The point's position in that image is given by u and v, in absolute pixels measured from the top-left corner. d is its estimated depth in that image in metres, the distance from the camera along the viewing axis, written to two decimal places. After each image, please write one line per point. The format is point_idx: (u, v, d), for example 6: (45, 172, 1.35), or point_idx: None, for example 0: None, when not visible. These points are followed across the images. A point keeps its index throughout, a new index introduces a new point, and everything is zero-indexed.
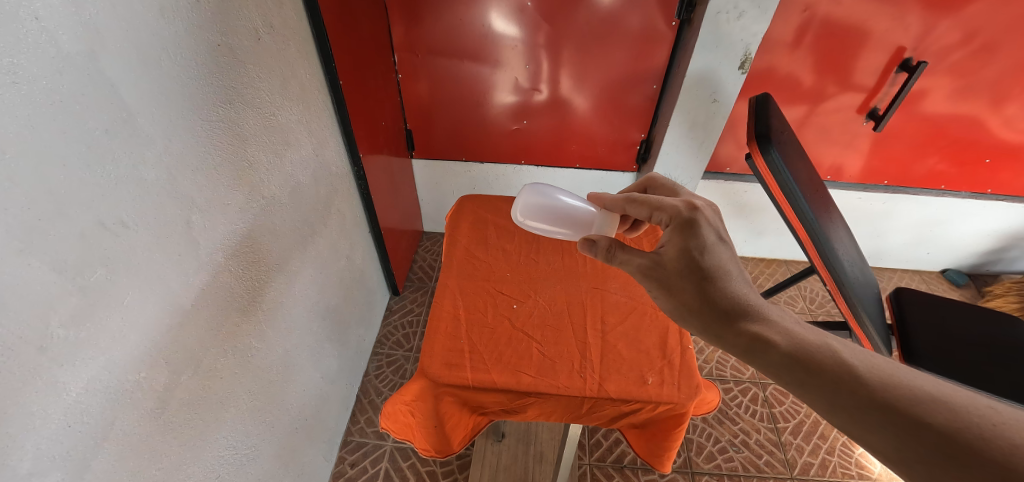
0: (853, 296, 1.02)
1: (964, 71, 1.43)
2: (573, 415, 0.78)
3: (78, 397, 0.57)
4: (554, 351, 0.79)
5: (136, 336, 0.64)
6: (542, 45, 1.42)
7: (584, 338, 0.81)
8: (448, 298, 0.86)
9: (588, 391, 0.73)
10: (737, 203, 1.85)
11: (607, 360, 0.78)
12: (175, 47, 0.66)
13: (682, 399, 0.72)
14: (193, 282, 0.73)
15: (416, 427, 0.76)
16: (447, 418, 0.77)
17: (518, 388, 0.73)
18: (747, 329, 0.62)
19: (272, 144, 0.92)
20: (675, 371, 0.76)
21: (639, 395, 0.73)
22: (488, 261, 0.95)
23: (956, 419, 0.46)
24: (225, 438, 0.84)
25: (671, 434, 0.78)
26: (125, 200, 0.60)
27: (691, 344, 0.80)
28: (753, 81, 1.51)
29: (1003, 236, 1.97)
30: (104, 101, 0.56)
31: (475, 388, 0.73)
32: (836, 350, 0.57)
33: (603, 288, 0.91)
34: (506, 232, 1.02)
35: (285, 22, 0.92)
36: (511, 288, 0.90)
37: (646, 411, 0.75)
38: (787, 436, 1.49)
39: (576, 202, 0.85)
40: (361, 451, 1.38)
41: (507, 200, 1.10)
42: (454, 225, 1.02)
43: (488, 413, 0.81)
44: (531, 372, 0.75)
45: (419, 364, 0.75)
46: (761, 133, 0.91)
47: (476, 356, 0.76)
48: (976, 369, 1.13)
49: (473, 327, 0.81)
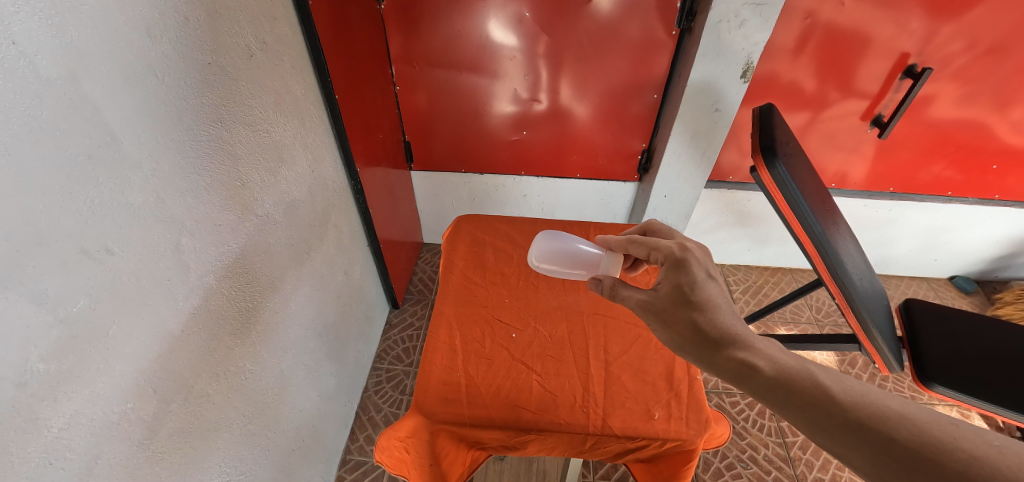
0: (863, 311, 1.00)
1: (970, 77, 1.41)
2: (575, 450, 0.75)
3: (60, 432, 0.55)
4: (554, 383, 0.76)
5: (123, 366, 0.62)
6: (541, 55, 1.40)
7: (586, 369, 0.79)
8: (444, 327, 0.84)
9: (592, 427, 0.70)
10: (741, 212, 1.83)
11: (611, 393, 0.75)
12: (162, 67, 0.64)
13: (691, 436, 0.70)
14: (183, 307, 0.71)
15: (411, 464, 0.73)
16: (446, 455, 0.75)
17: (517, 425, 0.70)
18: (736, 356, 0.61)
19: (266, 163, 0.90)
20: (683, 405, 0.74)
21: (645, 431, 0.70)
22: (486, 286, 0.92)
23: (919, 435, 0.47)
24: (218, 465, 0.82)
25: (680, 472, 0.75)
26: (110, 226, 0.58)
27: (699, 375, 0.77)
28: (755, 89, 1.49)
29: (1012, 242, 1.94)
30: (85, 124, 0.54)
31: (472, 425, 0.70)
32: (814, 373, 0.56)
33: (605, 313, 0.88)
34: (504, 253, 1.00)
35: (279, 37, 0.90)
36: (510, 316, 0.87)
37: (652, 448, 0.73)
38: (796, 451, 1.45)
39: (592, 250, 0.85)
40: (360, 470, 1.35)
41: (505, 219, 1.08)
42: (450, 248, 1.00)
43: (487, 448, 0.78)
44: (532, 408, 0.72)
45: (413, 400, 0.73)
46: (766, 145, 0.88)
47: (473, 390, 0.74)
48: (990, 384, 1.09)
49: (470, 358, 0.79)
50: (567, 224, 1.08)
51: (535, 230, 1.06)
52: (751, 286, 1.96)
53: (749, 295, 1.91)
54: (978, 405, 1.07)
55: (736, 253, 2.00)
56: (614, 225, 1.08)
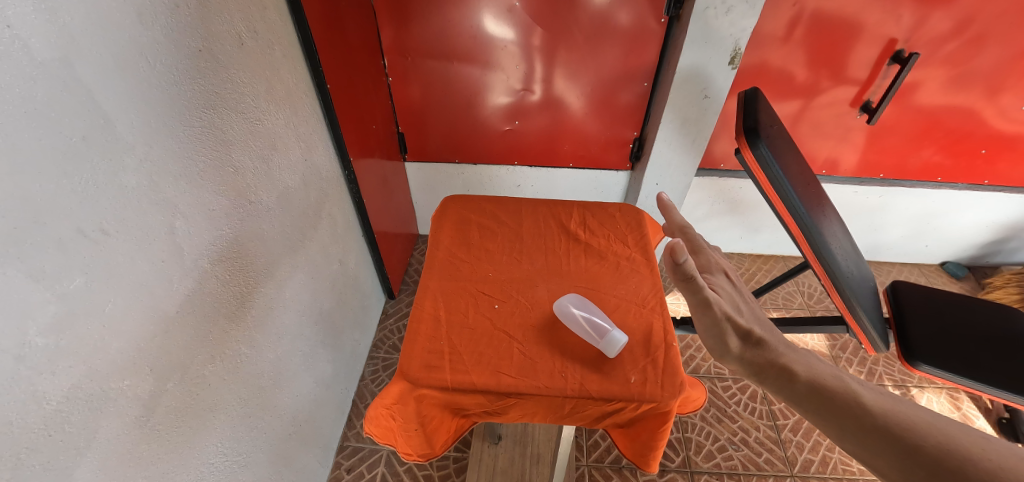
0: (847, 290, 1.01)
1: (957, 63, 1.42)
2: (556, 415, 0.77)
3: (59, 406, 0.56)
4: (535, 351, 0.78)
5: (120, 344, 0.64)
6: (535, 47, 1.42)
7: (567, 338, 0.80)
8: (429, 299, 0.85)
9: (570, 391, 0.72)
10: (733, 200, 1.84)
11: (590, 360, 0.76)
12: (154, 54, 0.66)
13: (666, 397, 0.72)
14: (178, 289, 0.73)
15: (398, 430, 0.77)
16: (429, 418, 0.77)
17: (498, 389, 0.72)
18: (775, 359, 0.63)
19: (259, 150, 0.91)
20: (659, 369, 0.75)
21: (622, 393, 0.72)
22: (470, 261, 0.94)
23: (944, 442, 0.47)
24: (215, 446, 0.83)
25: (656, 433, 0.77)
26: (104, 207, 0.60)
27: (676, 342, 0.79)
28: (745, 77, 1.50)
29: (1003, 228, 1.96)
30: (78, 106, 0.56)
31: (454, 390, 0.72)
32: (847, 382, 0.58)
33: (588, 287, 0.89)
34: (489, 232, 1.01)
35: (269, 26, 0.91)
36: (494, 289, 0.88)
37: (629, 411, 0.75)
38: (787, 433, 1.47)
39: (607, 325, 0.79)
40: (357, 456, 1.38)
41: (491, 200, 1.09)
42: (437, 227, 1.02)
43: (471, 415, 0.81)
44: (512, 373, 0.74)
45: (398, 366, 0.75)
46: (750, 127, 0.89)
47: (456, 357, 0.76)
48: (975, 362, 1.12)
49: (453, 327, 0.81)
50: (552, 204, 1.09)
51: (520, 209, 1.07)
52: (744, 274, 1.98)
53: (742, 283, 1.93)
54: (962, 382, 1.10)
55: (729, 241, 2.02)
56: (599, 205, 1.09)
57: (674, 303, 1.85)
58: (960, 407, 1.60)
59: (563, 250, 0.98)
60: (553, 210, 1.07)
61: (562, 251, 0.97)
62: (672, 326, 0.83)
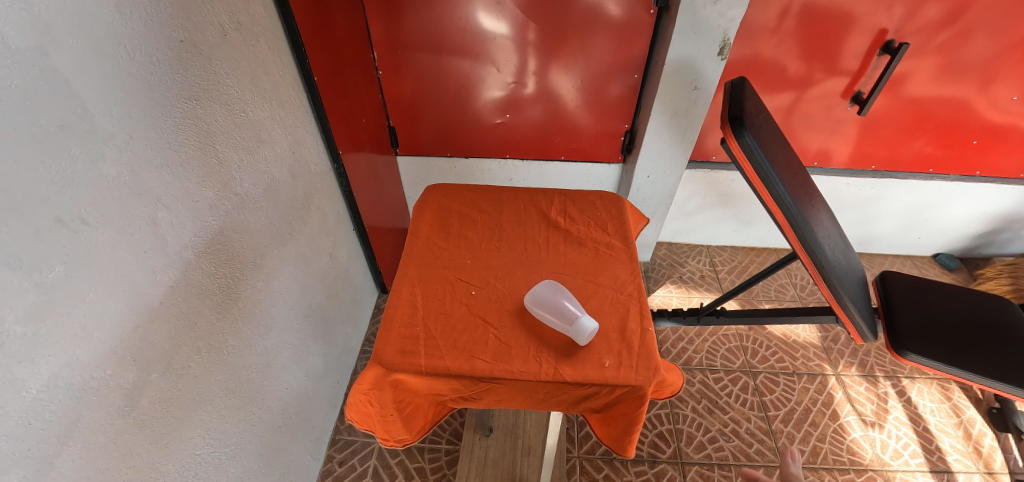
0: (833, 278, 1.01)
1: (948, 53, 1.42)
2: (532, 400, 0.78)
3: (38, 394, 0.57)
4: (511, 336, 0.78)
5: (101, 333, 0.64)
6: (530, 41, 1.42)
7: (542, 323, 0.80)
8: (407, 286, 0.85)
9: (544, 375, 0.73)
10: (725, 193, 1.84)
11: (565, 345, 0.77)
12: (134, 44, 0.66)
13: (639, 381, 0.72)
14: (161, 279, 0.73)
15: (375, 415, 0.78)
16: (406, 403, 0.79)
17: (472, 374, 0.72)
18: None
19: (244, 142, 0.91)
20: (634, 354, 0.76)
21: (595, 377, 0.73)
22: (449, 249, 0.94)
23: None
24: (202, 437, 0.84)
25: (632, 418, 0.78)
26: (83, 196, 0.60)
27: (652, 328, 0.79)
28: (736, 68, 1.50)
29: (995, 219, 1.96)
30: (56, 96, 0.56)
31: (428, 374, 0.73)
32: None
33: (567, 274, 0.89)
34: (469, 220, 1.01)
35: (254, 18, 0.91)
36: (472, 275, 0.89)
37: (604, 395, 0.75)
38: (778, 424, 1.51)
39: (575, 311, 0.79)
40: (349, 449, 1.38)
41: (473, 188, 1.09)
42: (417, 215, 1.01)
43: (448, 401, 0.81)
44: (487, 358, 0.74)
45: (373, 351, 0.75)
46: (734, 116, 0.90)
47: (432, 343, 0.76)
48: (962, 351, 1.12)
49: (430, 313, 0.81)
50: (533, 192, 1.09)
51: (500, 197, 1.07)
52: (736, 267, 1.98)
53: (735, 276, 1.94)
54: (949, 371, 1.11)
55: (722, 234, 2.03)
56: (581, 192, 1.09)
57: (666, 296, 1.85)
58: (951, 398, 1.61)
59: (542, 237, 0.97)
60: (535, 198, 1.07)
61: (542, 239, 0.97)
62: (649, 312, 0.83)
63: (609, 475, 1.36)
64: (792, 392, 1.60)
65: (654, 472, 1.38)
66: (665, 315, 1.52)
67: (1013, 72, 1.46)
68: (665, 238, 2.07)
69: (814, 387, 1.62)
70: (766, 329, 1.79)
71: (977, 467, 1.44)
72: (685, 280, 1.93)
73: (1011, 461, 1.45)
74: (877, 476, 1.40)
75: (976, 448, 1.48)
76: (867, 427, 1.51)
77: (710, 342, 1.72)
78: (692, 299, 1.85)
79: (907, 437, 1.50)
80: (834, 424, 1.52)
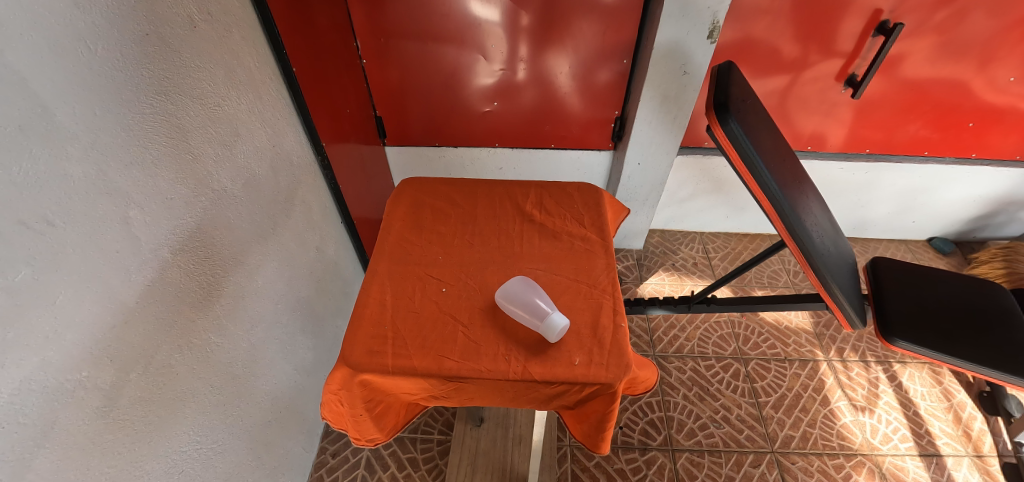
0: (821, 267, 0.99)
1: (945, 33, 1.39)
2: (504, 397, 0.78)
3: (10, 398, 0.56)
4: (479, 333, 0.77)
5: (74, 335, 0.63)
6: (524, 28, 1.39)
7: (514, 319, 0.79)
8: (376, 284, 0.85)
9: (511, 374, 0.72)
10: (718, 179, 1.83)
11: (536, 342, 0.76)
12: (94, 39, 0.63)
13: (609, 378, 0.72)
14: (136, 279, 0.72)
15: (347, 415, 0.78)
16: (376, 403, 0.79)
17: (439, 373, 0.72)
18: None
19: (219, 137, 0.89)
20: (605, 351, 0.75)
21: (565, 376, 0.72)
22: (421, 245, 0.93)
23: None
24: (187, 434, 0.84)
25: (604, 416, 0.78)
26: (47, 197, 0.59)
27: (624, 322, 0.79)
28: (728, 52, 1.47)
29: (992, 202, 1.94)
30: (16, 97, 0.53)
31: (395, 374, 0.73)
32: None
33: (542, 268, 0.88)
34: (443, 214, 1.00)
35: (225, 8, 0.88)
36: (443, 272, 0.88)
37: (574, 392, 0.75)
38: (768, 410, 1.52)
39: (546, 308, 0.78)
40: (342, 441, 1.40)
41: (448, 182, 1.08)
42: (390, 210, 1.00)
43: (419, 400, 0.81)
44: (455, 356, 0.74)
45: (341, 352, 0.75)
46: (720, 103, 0.88)
47: (399, 342, 0.76)
48: (950, 337, 1.12)
49: (399, 311, 0.80)
50: (509, 184, 1.08)
51: (475, 191, 1.06)
52: (730, 253, 1.98)
53: (727, 262, 1.94)
54: (937, 357, 1.10)
55: (714, 220, 2.02)
56: (557, 184, 1.08)
57: (659, 284, 1.85)
58: (942, 382, 1.62)
59: (516, 231, 0.96)
60: (511, 189, 1.06)
61: (515, 233, 0.96)
62: (621, 306, 0.83)
63: (599, 463, 1.38)
64: (783, 378, 1.60)
65: (645, 459, 1.39)
66: (656, 303, 1.51)
67: (1012, 52, 1.43)
68: (658, 225, 2.06)
69: (805, 373, 1.62)
70: (758, 315, 1.78)
71: (967, 450, 1.45)
72: (678, 268, 1.92)
73: (999, 444, 1.47)
74: (865, 461, 1.41)
75: (966, 432, 1.49)
76: (858, 412, 1.52)
77: (702, 329, 1.73)
78: (685, 287, 1.84)
79: (897, 421, 1.51)
80: (824, 409, 1.53)
